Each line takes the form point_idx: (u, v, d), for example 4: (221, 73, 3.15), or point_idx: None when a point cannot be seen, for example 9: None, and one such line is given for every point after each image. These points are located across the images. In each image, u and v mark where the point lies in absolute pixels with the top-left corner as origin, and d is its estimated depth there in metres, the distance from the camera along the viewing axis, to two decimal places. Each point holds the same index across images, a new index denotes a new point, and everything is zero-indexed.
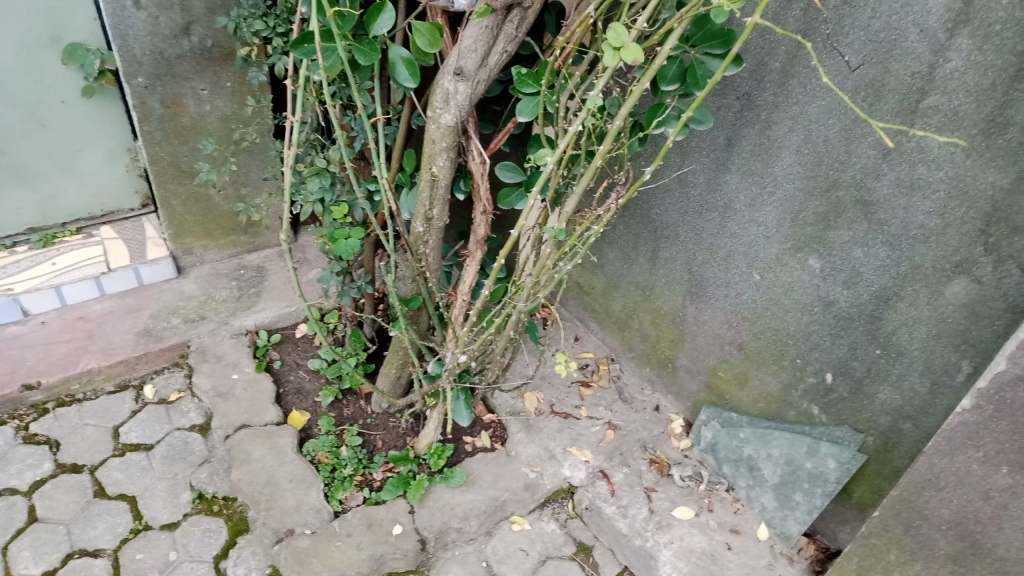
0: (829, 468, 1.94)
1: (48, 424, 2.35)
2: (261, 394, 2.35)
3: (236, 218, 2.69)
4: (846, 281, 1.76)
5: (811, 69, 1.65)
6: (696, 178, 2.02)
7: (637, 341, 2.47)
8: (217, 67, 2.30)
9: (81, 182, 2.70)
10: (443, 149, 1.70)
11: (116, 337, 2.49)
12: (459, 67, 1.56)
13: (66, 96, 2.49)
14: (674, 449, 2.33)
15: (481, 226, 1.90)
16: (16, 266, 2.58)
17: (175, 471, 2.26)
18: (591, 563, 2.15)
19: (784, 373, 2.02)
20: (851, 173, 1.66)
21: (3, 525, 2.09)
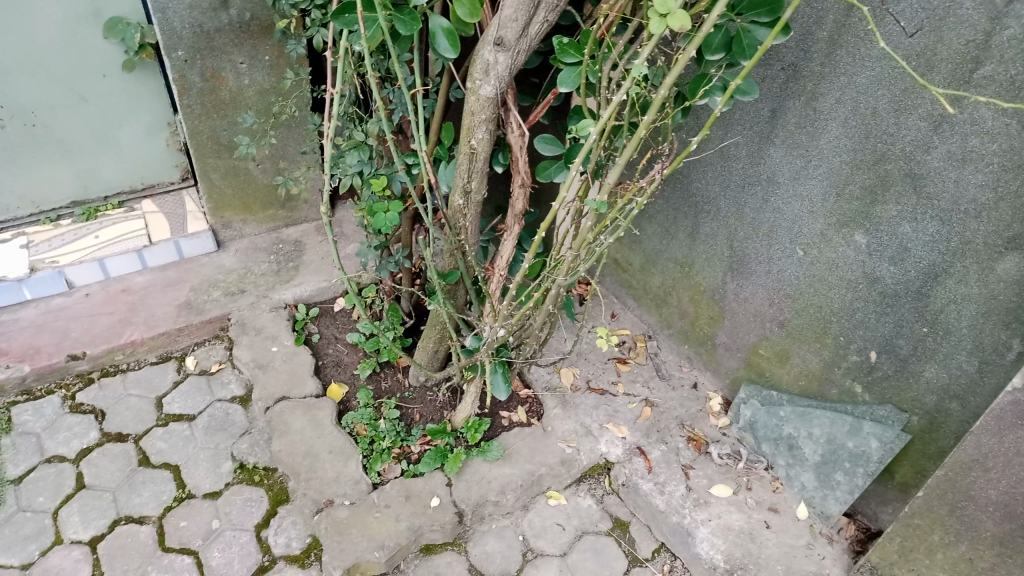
0: (872, 447, 1.90)
1: (94, 394, 2.40)
2: (300, 366, 2.38)
3: (275, 192, 2.71)
4: (893, 257, 1.72)
5: (861, 38, 1.60)
6: (738, 151, 1.98)
7: (675, 318, 2.45)
8: (254, 41, 2.29)
9: (122, 155, 2.73)
10: (482, 121, 1.68)
11: (158, 309, 2.53)
12: (500, 37, 1.54)
13: (107, 70, 2.51)
14: (712, 427, 2.31)
15: (519, 199, 1.89)
16: (61, 238, 2.62)
17: (216, 441, 2.30)
18: (628, 539, 2.17)
19: (826, 351, 1.99)
20: (900, 146, 1.61)
21: (53, 491, 2.15)
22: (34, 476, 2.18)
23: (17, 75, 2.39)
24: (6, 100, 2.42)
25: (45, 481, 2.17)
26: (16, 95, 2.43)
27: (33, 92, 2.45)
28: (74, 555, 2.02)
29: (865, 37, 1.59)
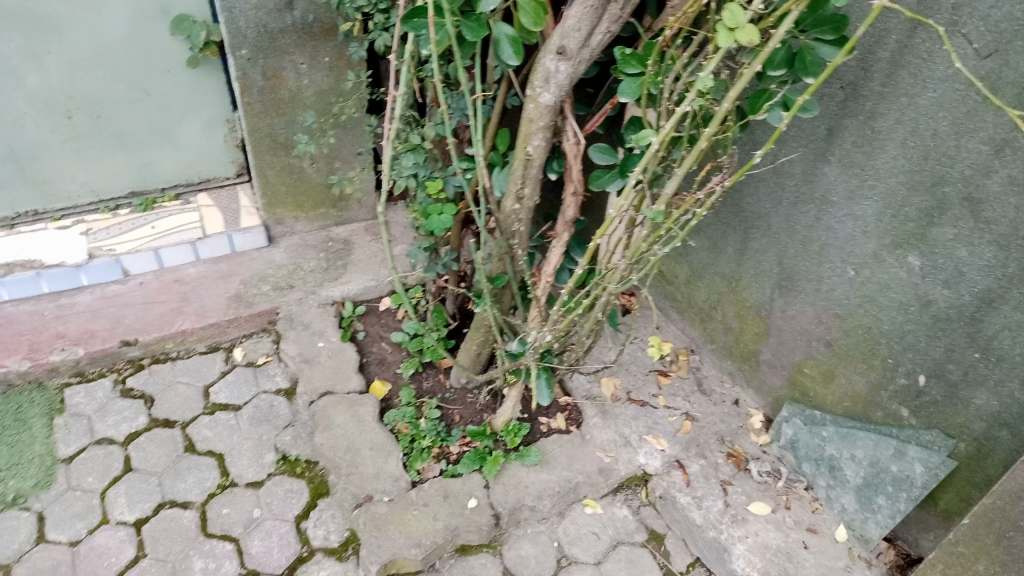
0: (916, 472, 1.88)
1: (144, 379, 2.46)
2: (345, 362, 2.41)
3: (328, 190, 2.75)
4: (948, 280, 1.70)
5: (924, 59, 1.59)
6: (793, 168, 1.97)
7: (720, 333, 2.44)
8: (316, 43, 2.34)
9: (181, 150, 2.80)
10: (540, 129, 1.70)
11: (209, 300, 2.58)
12: (562, 46, 1.56)
13: (172, 66, 2.58)
14: (752, 444, 2.29)
15: (571, 207, 1.89)
16: (119, 227, 2.72)
17: (261, 432, 2.34)
18: (663, 551, 2.16)
19: (873, 373, 1.97)
20: (960, 169, 1.60)
21: (101, 472, 2.21)
22: (84, 457, 2.24)
23: (86, 67, 2.48)
24: (75, 92, 2.52)
25: (93, 462, 2.23)
26: (84, 86, 2.52)
27: (101, 84, 2.53)
28: (119, 536, 2.07)
29: (929, 58, 1.58)
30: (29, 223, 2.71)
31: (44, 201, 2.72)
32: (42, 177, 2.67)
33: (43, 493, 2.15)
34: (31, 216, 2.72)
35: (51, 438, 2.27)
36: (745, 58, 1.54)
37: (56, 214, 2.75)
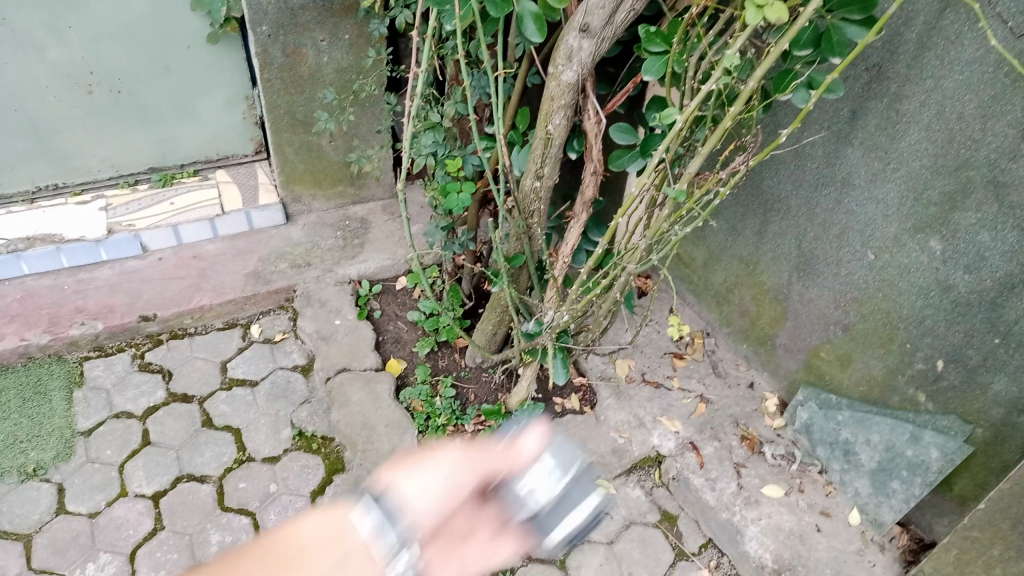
0: (932, 457, 1.88)
1: (162, 354, 2.48)
2: (361, 340, 2.42)
3: (346, 169, 2.75)
4: (969, 265, 1.69)
5: (952, 41, 1.58)
6: (814, 150, 1.96)
7: (736, 316, 2.44)
8: (336, 20, 2.34)
9: (200, 125, 2.81)
10: (561, 107, 1.69)
11: (227, 276, 2.60)
12: (586, 23, 1.55)
13: (193, 42, 2.59)
14: (766, 427, 2.29)
15: (590, 186, 1.89)
16: (138, 203, 2.74)
17: (277, 408, 2.36)
18: (676, 532, 2.17)
19: (890, 357, 1.95)
20: (985, 153, 1.59)
21: (120, 445, 2.23)
22: (103, 429, 2.26)
23: (107, 43, 2.49)
24: (97, 66, 2.53)
25: (112, 435, 2.25)
26: (106, 62, 2.53)
27: (122, 59, 2.54)
28: (138, 508, 2.10)
29: (956, 40, 1.57)
30: (49, 198, 2.75)
31: (62, 175, 2.75)
32: (60, 151, 2.69)
33: (64, 465, 2.18)
34: (50, 190, 2.75)
35: (71, 410, 2.30)
36: (771, 38, 1.53)
37: (75, 189, 2.78)
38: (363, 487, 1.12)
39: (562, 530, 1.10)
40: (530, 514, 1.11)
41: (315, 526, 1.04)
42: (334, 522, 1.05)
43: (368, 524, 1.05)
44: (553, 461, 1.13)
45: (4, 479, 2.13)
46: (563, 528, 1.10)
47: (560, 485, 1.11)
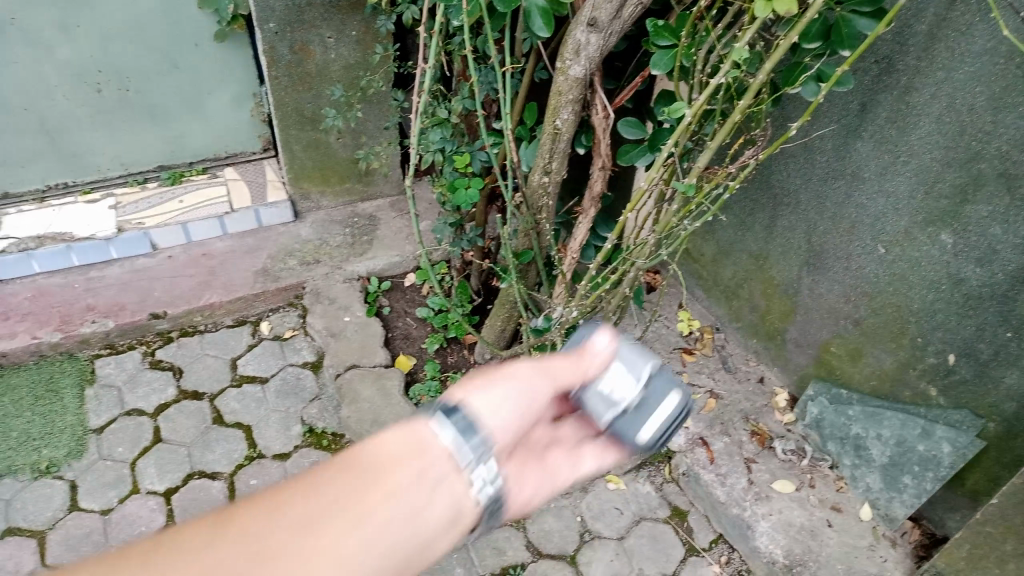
0: (944, 452, 1.87)
1: (173, 352, 2.49)
2: (371, 337, 2.42)
3: (354, 165, 2.76)
4: (981, 259, 1.68)
5: (962, 33, 1.56)
6: (824, 143, 1.95)
7: (746, 311, 2.43)
8: (343, 16, 2.34)
9: (209, 122, 2.82)
10: (569, 102, 1.69)
11: (237, 274, 2.61)
12: (593, 18, 1.54)
13: (200, 39, 2.59)
14: (776, 422, 2.29)
15: (598, 181, 1.88)
16: (148, 201, 2.75)
17: (287, 405, 2.36)
18: (686, 528, 2.17)
19: (901, 351, 1.94)
20: (996, 146, 1.57)
21: (131, 442, 2.24)
22: (115, 427, 2.27)
23: (115, 41, 2.50)
24: (105, 65, 2.54)
25: (124, 433, 2.26)
26: (114, 60, 2.54)
27: (131, 57, 2.55)
28: (150, 505, 2.10)
29: (967, 32, 1.55)
30: (59, 196, 2.76)
31: (73, 174, 2.77)
32: (70, 150, 2.71)
33: (76, 462, 2.19)
34: (60, 189, 2.78)
35: (83, 408, 2.31)
36: (780, 31, 1.52)
37: (85, 187, 2.80)
38: (438, 400, 1.15)
39: (647, 430, 1.23)
40: (616, 417, 1.23)
41: (393, 440, 1.07)
42: (410, 436, 1.08)
43: (447, 435, 1.09)
44: (628, 364, 1.24)
45: (17, 476, 2.14)
46: (647, 426, 1.22)
47: (638, 390, 1.22)
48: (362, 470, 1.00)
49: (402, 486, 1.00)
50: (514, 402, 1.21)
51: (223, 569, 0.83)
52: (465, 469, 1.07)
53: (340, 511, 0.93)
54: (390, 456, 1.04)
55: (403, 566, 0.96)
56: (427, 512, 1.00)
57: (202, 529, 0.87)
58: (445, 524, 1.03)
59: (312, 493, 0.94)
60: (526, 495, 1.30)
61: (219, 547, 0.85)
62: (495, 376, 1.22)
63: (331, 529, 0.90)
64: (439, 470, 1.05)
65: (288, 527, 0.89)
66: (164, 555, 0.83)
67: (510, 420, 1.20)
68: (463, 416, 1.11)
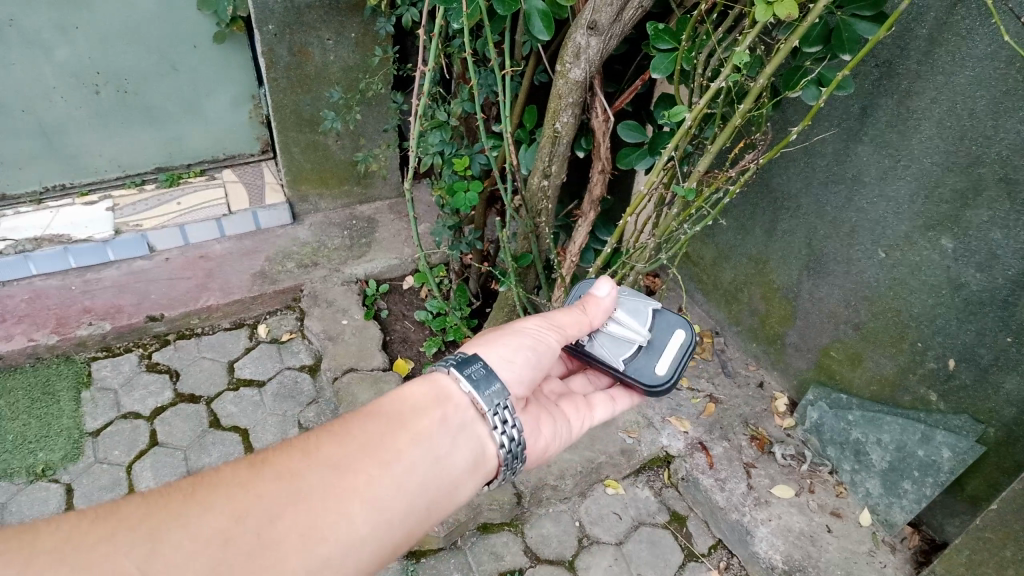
0: (944, 457, 1.86)
1: (169, 355, 2.48)
2: (369, 340, 2.41)
3: (353, 168, 2.75)
4: (981, 263, 1.67)
5: (963, 37, 1.56)
6: (825, 147, 1.95)
7: (746, 315, 2.42)
8: (343, 18, 2.33)
9: (207, 124, 2.82)
10: (569, 105, 1.69)
11: (235, 276, 2.60)
12: (593, 21, 1.53)
13: (199, 41, 2.59)
14: (776, 427, 2.28)
15: (598, 185, 1.88)
16: (146, 204, 2.74)
17: (284, 408, 2.35)
18: (684, 533, 2.15)
19: (901, 356, 1.93)
20: (997, 150, 1.57)
21: (127, 446, 2.22)
22: (111, 430, 2.26)
23: (114, 42, 2.49)
24: (103, 66, 2.53)
25: (120, 436, 2.24)
26: (113, 61, 2.53)
27: (128, 58, 2.54)
28: None
29: (968, 36, 1.55)
30: (57, 198, 2.75)
31: (71, 175, 2.76)
32: (69, 151, 2.70)
33: (72, 465, 2.17)
34: (58, 190, 2.77)
35: (79, 411, 2.29)
36: (780, 34, 1.52)
37: (83, 188, 2.79)
38: (454, 355, 1.27)
39: (662, 364, 1.49)
40: (635, 356, 1.49)
41: (420, 390, 1.19)
42: (433, 388, 1.20)
43: (465, 384, 1.21)
44: (632, 311, 1.53)
45: (13, 479, 2.13)
46: (661, 361, 1.50)
47: (647, 331, 1.51)
48: (390, 416, 1.12)
49: (427, 431, 1.11)
50: (528, 352, 1.32)
51: (261, 504, 0.95)
52: (486, 415, 1.19)
53: (367, 453, 1.05)
54: (414, 405, 1.15)
55: (429, 504, 1.07)
56: (450, 457, 1.12)
57: (243, 470, 1.00)
58: (467, 468, 1.15)
59: (342, 439, 1.06)
60: (547, 441, 1.42)
61: (258, 485, 0.97)
62: (512, 330, 1.34)
63: (359, 471, 1.02)
64: (460, 418, 1.18)
65: (319, 469, 1.01)
66: (209, 492, 0.96)
67: (525, 368, 1.32)
68: (479, 367, 1.23)
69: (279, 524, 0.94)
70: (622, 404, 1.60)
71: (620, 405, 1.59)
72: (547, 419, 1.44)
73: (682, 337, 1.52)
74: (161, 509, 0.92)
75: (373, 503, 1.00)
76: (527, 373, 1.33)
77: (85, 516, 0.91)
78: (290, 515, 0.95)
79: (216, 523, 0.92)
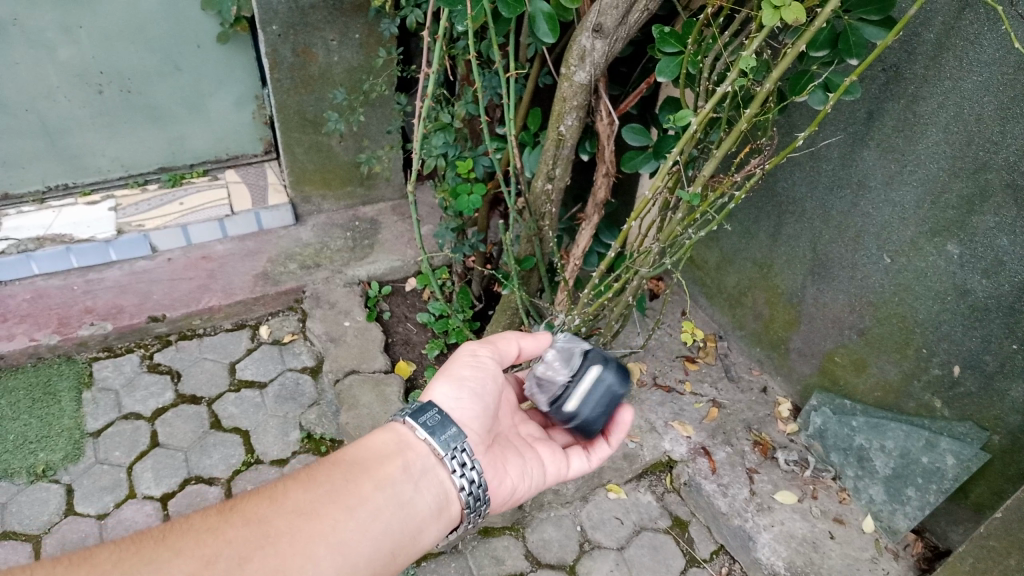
0: (948, 464, 1.85)
1: (171, 355, 2.47)
2: (371, 342, 2.40)
3: (356, 169, 2.74)
4: (987, 270, 1.66)
5: (971, 42, 1.55)
6: (831, 152, 1.94)
7: (749, 320, 2.41)
8: (346, 19, 2.33)
9: (210, 124, 2.82)
10: (574, 107, 1.68)
11: (237, 277, 2.60)
12: (599, 24, 1.52)
13: (203, 41, 2.59)
14: (779, 432, 2.27)
15: (602, 188, 1.87)
16: (148, 203, 2.74)
17: (286, 410, 2.34)
18: (686, 538, 2.14)
19: (906, 362, 1.92)
20: (1004, 156, 1.55)
21: (128, 446, 2.21)
22: (112, 430, 2.25)
23: (118, 41, 2.49)
24: (106, 66, 2.53)
25: (121, 437, 2.24)
26: (116, 61, 2.53)
27: (132, 57, 2.54)
28: (146, 510, 2.07)
29: (975, 41, 1.54)
30: (59, 198, 2.75)
31: (73, 175, 2.76)
32: (72, 151, 2.70)
33: (73, 466, 2.16)
34: (60, 190, 2.76)
35: (80, 411, 2.29)
36: (787, 39, 1.51)
37: (85, 188, 2.79)
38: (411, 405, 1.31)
39: (574, 401, 1.39)
40: (558, 394, 1.42)
41: (380, 439, 1.24)
42: (392, 436, 1.25)
43: (422, 431, 1.25)
44: (561, 352, 1.46)
45: (13, 479, 2.12)
46: (575, 398, 1.39)
47: (567, 369, 1.42)
48: (352, 464, 1.17)
49: (390, 477, 1.16)
50: (473, 390, 1.36)
51: (228, 548, 0.98)
52: (445, 459, 1.23)
53: (333, 500, 1.09)
54: (378, 452, 1.21)
55: (395, 549, 1.12)
56: (414, 501, 1.16)
57: (211, 518, 1.03)
58: (433, 512, 1.19)
59: (308, 485, 1.10)
60: (513, 485, 1.41)
61: (225, 531, 1.00)
62: (454, 363, 1.40)
63: (325, 516, 1.06)
64: (422, 463, 1.22)
65: (287, 515, 1.05)
66: (178, 538, 0.98)
67: (474, 404, 1.36)
68: (435, 414, 1.27)
69: (247, 566, 0.97)
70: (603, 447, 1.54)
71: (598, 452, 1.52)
72: (515, 461, 1.44)
73: (596, 373, 1.39)
74: (133, 555, 0.95)
75: (339, 547, 1.04)
76: (478, 410, 1.36)
77: (57, 563, 0.92)
78: (259, 558, 0.98)
79: (185, 566, 0.94)
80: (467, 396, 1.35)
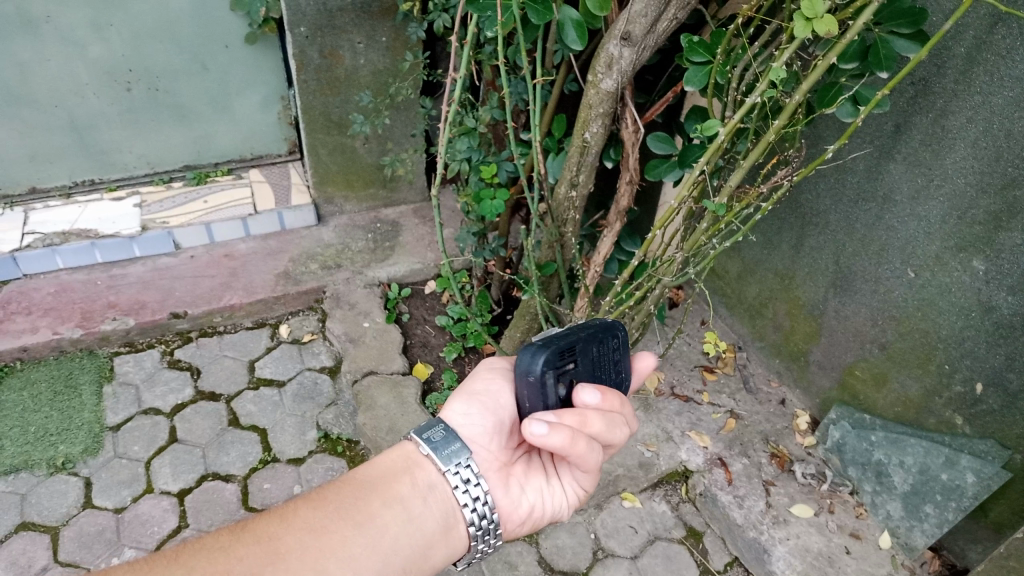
0: (968, 482, 1.84)
1: (191, 352, 2.49)
2: (390, 343, 2.41)
3: (379, 171, 2.76)
4: (1013, 286, 1.64)
5: (1003, 57, 1.54)
6: (856, 165, 1.93)
7: (770, 331, 2.40)
8: (374, 22, 2.34)
9: (236, 124, 2.84)
10: (599, 114, 1.68)
11: (258, 276, 2.62)
12: (627, 32, 1.52)
13: (231, 41, 2.62)
14: (797, 445, 2.25)
15: (625, 195, 1.86)
16: (172, 201, 2.76)
17: (303, 409, 2.35)
18: (701, 549, 2.13)
19: (928, 378, 1.91)
20: None
21: (147, 441, 2.23)
22: (131, 425, 2.27)
23: (147, 40, 2.52)
24: (135, 64, 2.56)
25: (140, 432, 2.25)
26: (145, 59, 2.56)
27: (161, 56, 2.57)
28: (163, 505, 2.08)
29: (1007, 56, 1.53)
30: (84, 192, 2.78)
31: (99, 171, 2.79)
32: (99, 147, 2.73)
33: (92, 459, 2.18)
34: (86, 186, 2.79)
35: (100, 405, 2.31)
36: (817, 52, 1.51)
37: (111, 184, 2.81)
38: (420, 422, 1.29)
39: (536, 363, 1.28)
40: None
41: (390, 457, 1.21)
42: (400, 454, 1.22)
43: (426, 446, 1.22)
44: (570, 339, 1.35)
45: (34, 471, 2.14)
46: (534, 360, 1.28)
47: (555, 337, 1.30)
48: (362, 482, 1.14)
49: (398, 494, 1.14)
50: (487, 404, 1.31)
51: (239, 565, 0.97)
52: (447, 473, 1.19)
53: (343, 516, 1.07)
54: (386, 470, 1.18)
55: (405, 566, 1.09)
56: (423, 517, 1.13)
57: (223, 536, 1.02)
58: (442, 530, 1.15)
59: (319, 503, 1.09)
60: (533, 506, 1.31)
61: (236, 549, 0.99)
62: (471, 381, 1.37)
63: (334, 532, 1.04)
64: (430, 479, 1.18)
65: (297, 531, 1.03)
66: (192, 556, 0.98)
67: (488, 418, 1.30)
68: (440, 429, 1.24)
69: None
70: (620, 440, 1.23)
71: (600, 454, 1.21)
72: (537, 484, 1.33)
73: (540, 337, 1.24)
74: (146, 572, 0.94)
75: (349, 564, 1.02)
76: (492, 423, 1.30)
77: None
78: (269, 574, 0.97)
79: None
80: (478, 409, 1.30)
